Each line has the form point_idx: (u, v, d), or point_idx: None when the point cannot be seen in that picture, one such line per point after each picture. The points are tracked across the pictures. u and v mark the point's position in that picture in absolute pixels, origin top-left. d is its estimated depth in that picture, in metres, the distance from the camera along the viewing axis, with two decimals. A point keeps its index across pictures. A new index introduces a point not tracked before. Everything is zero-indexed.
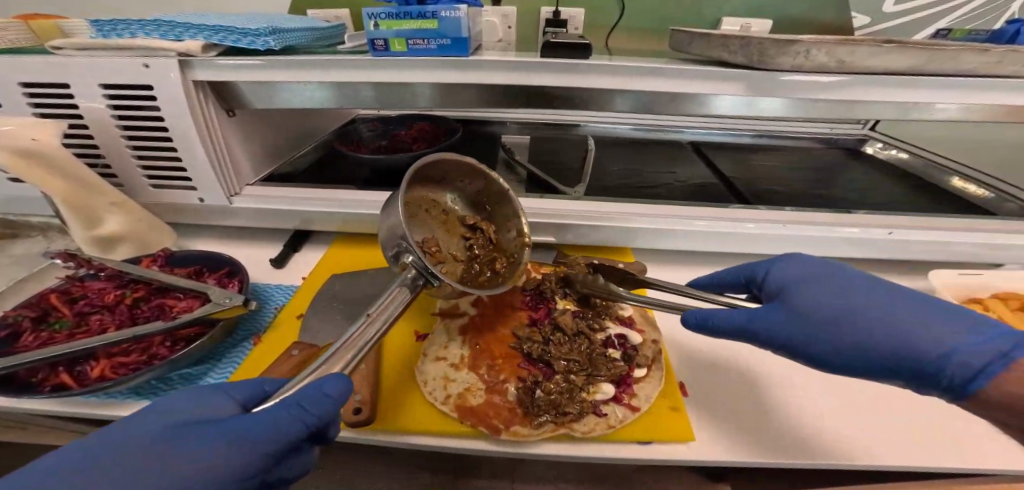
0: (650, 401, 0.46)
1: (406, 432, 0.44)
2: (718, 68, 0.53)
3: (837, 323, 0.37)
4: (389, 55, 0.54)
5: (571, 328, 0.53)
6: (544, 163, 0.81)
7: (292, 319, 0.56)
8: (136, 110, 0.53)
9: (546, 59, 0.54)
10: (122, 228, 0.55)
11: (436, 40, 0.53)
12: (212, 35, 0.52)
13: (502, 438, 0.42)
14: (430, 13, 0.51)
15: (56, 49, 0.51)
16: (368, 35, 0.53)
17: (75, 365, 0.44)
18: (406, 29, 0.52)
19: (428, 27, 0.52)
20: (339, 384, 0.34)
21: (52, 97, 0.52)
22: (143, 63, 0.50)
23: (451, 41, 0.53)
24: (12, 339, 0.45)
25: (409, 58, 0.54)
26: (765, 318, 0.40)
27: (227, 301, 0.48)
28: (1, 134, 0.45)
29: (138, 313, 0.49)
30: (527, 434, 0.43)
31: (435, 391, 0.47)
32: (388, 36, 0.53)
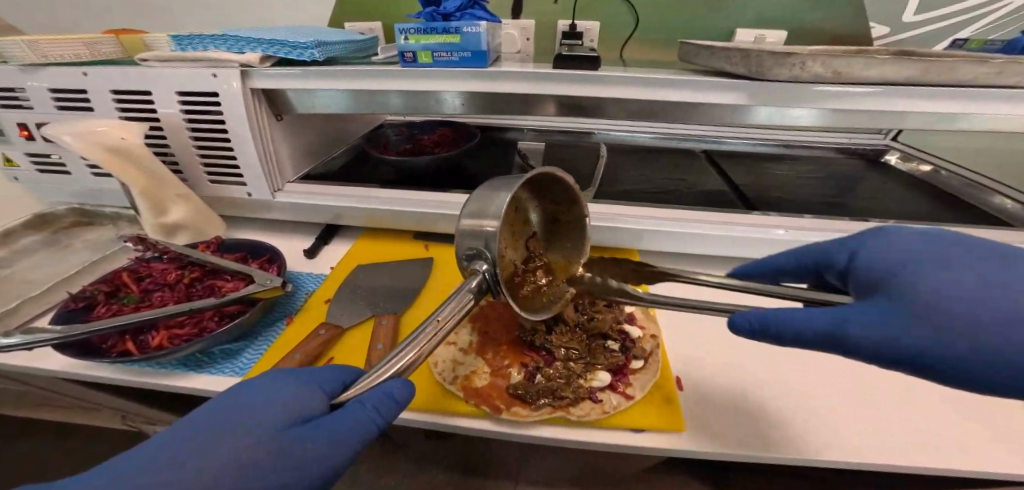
0: (644, 390, 0.48)
1: (416, 410, 0.48)
2: (721, 79, 0.55)
3: (975, 318, 0.29)
4: (416, 66, 0.60)
5: (573, 320, 0.55)
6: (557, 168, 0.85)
7: (321, 302, 0.62)
8: (203, 114, 0.60)
9: (558, 70, 0.58)
10: (183, 217, 0.61)
11: (458, 53, 0.58)
12: (269, 48, 0.59)
13: (502, 416, 0.46)
14: (454, 28, 0.56)
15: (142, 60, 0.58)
16: (399, 47, 0.59)
17: (138, 335, 0.50)
18: (432, 42, 0.58)
19: (452, 41, 0.57)
20: (404, 390, 0.38)
21: (140, 104, 0.59)
22: (212, 73, 0.57)
23: (472, 53, 0.58)
24: (88, 310, 0.51)
25: (433, 68, 0.59)
26: (864, 321, 0.32)
27: (268, 282, 0.54)
28: (95, 133, 0.53)
29: (193, 292, 0.54)
30: (525, 415, 0.46)
31: (444, 372, 0.51)
32: (416, 49, 0.58)
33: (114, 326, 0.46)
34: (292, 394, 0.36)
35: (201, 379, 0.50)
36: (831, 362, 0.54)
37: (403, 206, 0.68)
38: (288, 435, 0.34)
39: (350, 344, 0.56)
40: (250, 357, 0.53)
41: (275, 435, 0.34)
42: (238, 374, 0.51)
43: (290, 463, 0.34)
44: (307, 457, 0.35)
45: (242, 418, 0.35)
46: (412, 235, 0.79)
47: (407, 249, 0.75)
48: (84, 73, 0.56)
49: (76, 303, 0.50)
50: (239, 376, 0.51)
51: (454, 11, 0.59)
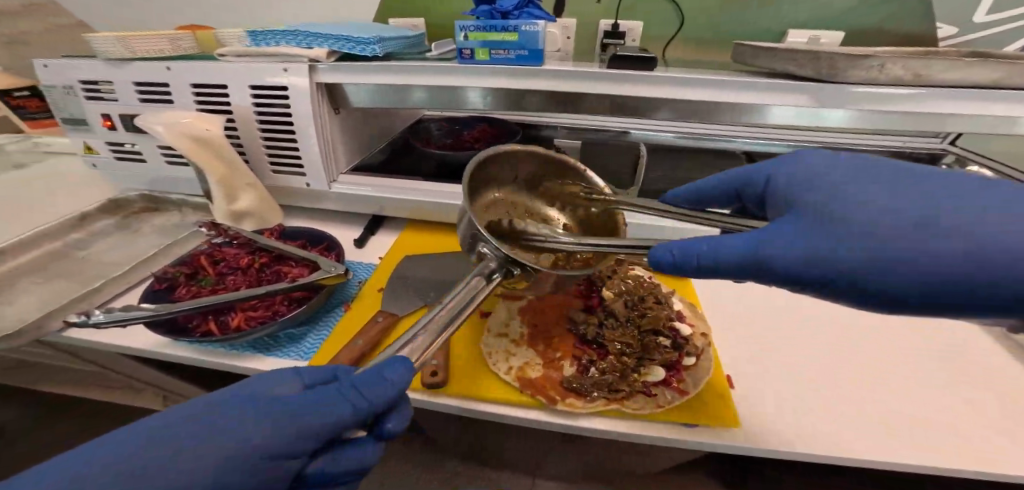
0: (699, 387, 0.49)
1: (472, 398, 0.48)
2: (789, 81, 0.54)
3: (882, 226, 0.32)
4: (473, 62, 0.61)
5: (624, 315, 0.56)
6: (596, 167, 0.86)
7: (374, 291, 0.64)
8: (273, 107, 0.63)
9: (611, 70, 0.59)
10: (252, 205, 0.65)
11: (515, 51, 0.59)
12: (336, 44, 0.61)
13: (558, 407, 0.47)
14: (512, 26, 0.57)
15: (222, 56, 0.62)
16: (458, 44, 0.60)
17: (217, 316, 0.54)
18: (491, 40, 0.59)
19: (510, 39, 0.58)
20: (401, 371, 0.33)
21: (217, 96, 0.63)
22: (283, 68, 0.60)
23: (528, 51, 0.58)
24: (171, 290, 0.54)
25: (489, 65, 0.60)
26: (774, 241, 0.35)
27: (333, 270, 0.56)
28: (184, 124, 0.57)
29: (263, 276, 0.57)
30: (580, 407, 0.47)
31: (498, 363, 0.52)
32: (475, 46, 0.60)
33: (203, 306, 0.48)
34: (279, 377, 0.37)
35: (269, 361, 0.53)
36: (855, 359, 0.53)
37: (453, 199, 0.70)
38: (259, 410, 0.33)
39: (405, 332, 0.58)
40: (314, 342, 0.56)
41: (241, 411, 0.33)
42: (303, 357, 0.53)
43: (257, 449, 0.31)
44: (266, 441, 0.32)
45: (225, 396, 0.35)
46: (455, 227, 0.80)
47: (450, 242, 0.77)
48: (167, 67, 0.60)
49: (161, 284, 0.54)
50: (305, 360, 0.53)
51: (512, 10, 0.60)
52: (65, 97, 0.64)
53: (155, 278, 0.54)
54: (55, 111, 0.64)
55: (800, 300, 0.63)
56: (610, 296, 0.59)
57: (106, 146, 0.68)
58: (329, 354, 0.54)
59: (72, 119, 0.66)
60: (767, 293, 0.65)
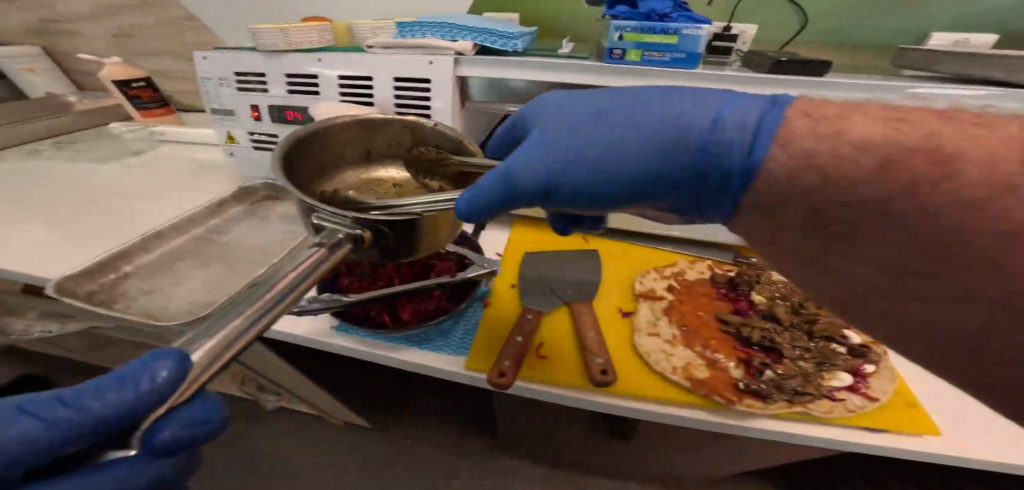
0: (886, 394, 0.47)
1: (646, 397, 0.47)
2: (999, 86, 0.50)
3: (582, 129, 0.38)
4: (621, 64, 0.58)
5: (786, 319, 0.56)
6: None
7: (507, 289, 0.64)
8: (412, 99, 0.64)
9: (786, 73, 0.55)
10: None
11: (672, 53, 0.56)
12: (478, 37, 0.62)
13: (739, 407, 0.45)
14: (672, 29, 0.54)
15: (369, 48, 0.64)
16: (609, 45, 0.56)
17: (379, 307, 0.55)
18: (646, 42, 0.55)
19: (668, 42, 0.55)
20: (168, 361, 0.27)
21: (360, 88, 0.64)
22: (428, 60, 0.61)
23: (685, 55, 0.56)
24: (334, 282, 0.55)
25: (642, 67, 0.56)
26: (528, 154, 0.39)
27: (486, 266, 0.56)
28: (349, 117, 0.57)
29: (414, 270, 0.58)
30: (765, 408, 0.45)
31: (660, 362, 0.51)
32: (627, 47, 0.56)
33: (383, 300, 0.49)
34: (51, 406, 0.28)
35: (427, 354, 0.53)
36: None
37: None
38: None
39: (551, 330, 0.57)
40: (463, 337, 0.56)
41: None
42: (458, 353, 0.53)
43: None
44: None
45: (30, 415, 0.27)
46: None
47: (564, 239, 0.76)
48: (318, 59, 0.62)
49: (326, 275, 0.55)
50: (460, 356, 0.53)
51: (670, 11, 0.56)
52: (219, 88, 0.67)
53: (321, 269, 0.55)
54: (207, 102, 0.68)
55: None
56: (761, 300, 0.58)
57: (248, 135, 0.71)
58: (484, 351, 0.54)
59: (221, 109, 0.69)
60: None
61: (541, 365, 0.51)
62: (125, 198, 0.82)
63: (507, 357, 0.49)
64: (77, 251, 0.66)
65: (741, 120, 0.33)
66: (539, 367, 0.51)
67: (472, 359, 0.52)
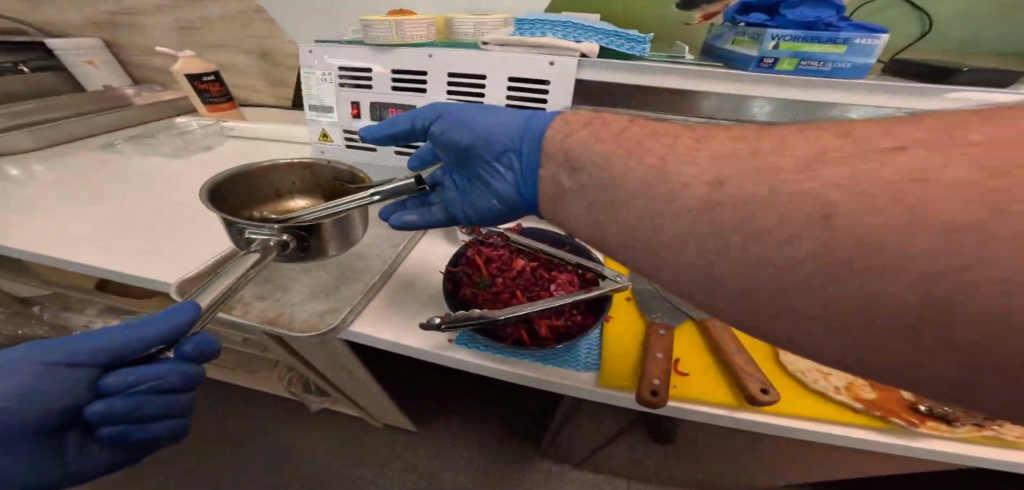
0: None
1: (819, 419, 0.45)
2: None
3: (484, 131, 0.46)
4: (772, 73, 0.54)
5: None
6: None
7: (623, 301, 0.60)
8: (527, 101, 0.61)
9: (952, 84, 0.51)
10: None
11: (837, 63, 0.52)
12: (604, 39, 0.59)
13: (926, 431, 0.43)
14: (843, 39, 0.50)
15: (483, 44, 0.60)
16: (760, 53, 0.53)
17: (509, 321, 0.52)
18: (806, 51, 0.52)
19: (833, 51, 0.51)
20: (186, 311, 0.38)
21: (472, 87, 0.61)
22: (550, 61, 0.57)
23: (848, 65, 0.52)
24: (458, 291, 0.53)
25: (800, 78, 0.53)
26: (444, 121, 0.49)
27: (618, 280, 0.52)
28: None
29: (537, 280, 0.56)
30: (950, 431, 0.43)
31: (820, 381, 0.48)
32: (782, 56, 0.53)
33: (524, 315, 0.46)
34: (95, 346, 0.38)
35: (557, 371, 0.49)
36: None
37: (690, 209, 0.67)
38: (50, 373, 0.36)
39: (684, 346, 0.54)
40: (589, 353, 0.52)
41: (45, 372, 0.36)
42: (588, 370, 0.50)
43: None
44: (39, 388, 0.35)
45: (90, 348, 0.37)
46: None
47: None
48: (430, 55, 0.60)
49: (452, 285, 0.52)
50: (591, 373, 0.49)
51: (835, 19, 0.52)
52: (320, 84, 0.64)
53: (445, 279, 0.53)
54: (307, 98, 0.65)
55: None
56: None
57: (343, 134, 0.67)
58: (619, 369, 0.50)
59: (317, 105, 0.66)
60: None
61: (689, 383, 0.48)
62: (205, 193, 0.81)
63: (655, 374, 0.47)
64: (173, 248, 0.64)
65: (529, 127, 0.42)
66: (687, 384, 0.48)
67: (607, 375, 0.49)
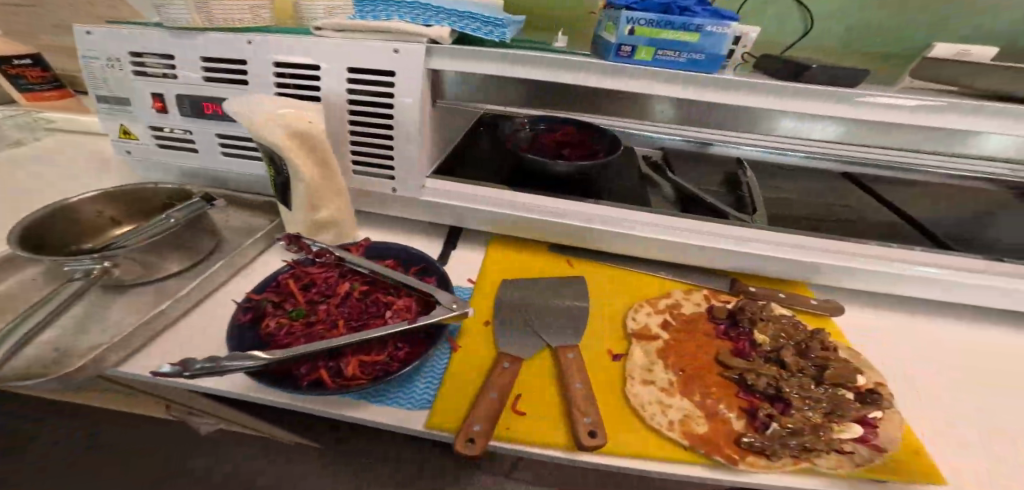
0: (896, 446, 0.42)
1: (638, 457, 0.41)
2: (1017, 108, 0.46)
3: None
4: (631, 63, 0.50)
5: (796, 365, 0.48)
6: (691, 179, 0.82)
7: (480, 326, 0.55)
8: (372, 96, 0.52)
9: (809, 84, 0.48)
10: (335, 213, 0.51)
11: (690, 53, 0.48)
12: (456, 22, 0.52)
13: (741, 468, 0.40)
14: (695, 25, 0.46)
15: (317, 28, 0.51)
16: (615, 39, 0.49)
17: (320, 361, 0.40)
18: (661, 39, 0.48)
19: (687, 39, 0.47)
20: None
21: (301, 79, 0.51)
22: (392, 49, 0.49)
23: (705, 56, 0.48)
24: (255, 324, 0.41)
25: (653, 69, 0.49)
26: None
27: (455, 306, 0.45)
28: (283, 114, 0.43)
29: (368, 306, 0.45)
30: (767, 467, 0.39)
31: (655, 416, 0.44)
32: (638, 43, 0.48)
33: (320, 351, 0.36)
34: None
35: (377, 411, 0.43)
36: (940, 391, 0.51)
37: (564, 217, 0.62)
38: None
39: (533, 379, 0.49)
40: (424, 387, 0.46)
41: None
42: (416, 407, 0.44)
43: None
44: None
45: None
46: (544, 245, 0.70)
47: (544, 262, 0.67)
48: (248, 41, 0.49)
49: (243, 315, 0.40)
50: (415, 411, 0.43)
51: (692, 5, 0.48)
52: (107, 70, 0.52)
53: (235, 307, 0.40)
54: (94, 87, 0.53)
55: (927, 338, 0.60)
56: (764, 340, 0.52)
57: (149, 131, 0.56)
58: (452, 407, 0.43)
59: (111, 97, 0.54)
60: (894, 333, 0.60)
61: (521, 425, 0.43)
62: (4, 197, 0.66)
63: (478, 419, 0.40)
64: None
65: None
66: (518, 426, 0.43)
67: (435, 415, 0.42)
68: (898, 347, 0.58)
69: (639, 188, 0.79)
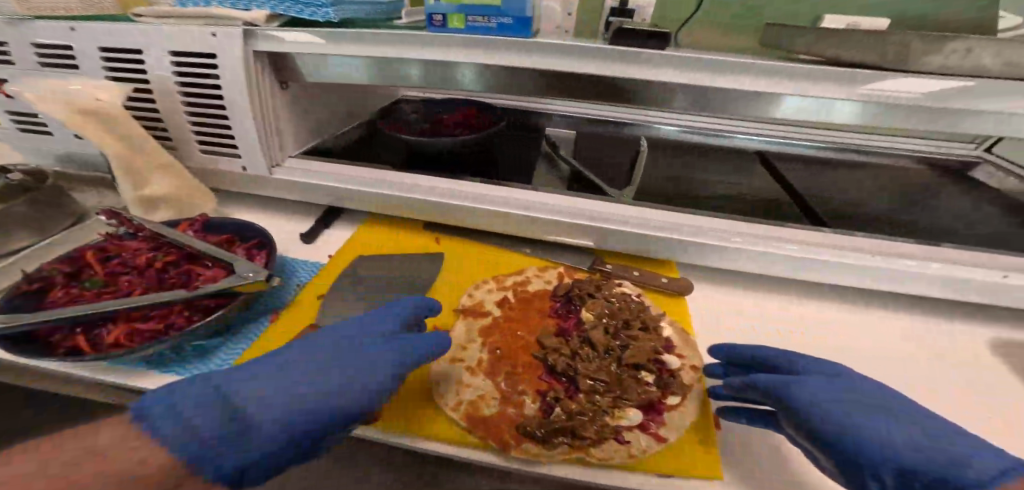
0: (681, 432, 0.40)
1: (410, 437, 0.40)
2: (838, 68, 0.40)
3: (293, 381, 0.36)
4: (447, 32, 0.48)
5: (603, 345, 0.47)
6: (592, 160, 0.77)
7: (313, 297, 0.53)
8: (199, 78, 0.51)
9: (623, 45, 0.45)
10: (162, 189, 0.52)
11: (498, 18, 0.46)
12: (277, 5, 0.50)
13: (510, 455, 0.38)
14: None
15: (138, 15, 0.51)
16: (427, 8, 0.47)
17: (92, 329, 0.40)
18: (468, 4, 0.46)
19: (492, 3, 0.45)
20: None
21: (127, 61, 0.52)
22: (210, 32, 0.48)
23: (513, 20, 0.46)
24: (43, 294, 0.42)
25: (465, 35, 0.47)
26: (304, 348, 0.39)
27: (250, 275, 0.43)
28: (68, 90, 0.45)
29: (166, 278, 0.45)
30: (537, 457, 0.38)
31: (446, 394, 0.43)
32: (448, 11, 0.47)
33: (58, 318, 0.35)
34: None
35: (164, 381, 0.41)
36: None
37: (419, 193, 0.61)
38: None
39: None
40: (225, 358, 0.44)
41: None
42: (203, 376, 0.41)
43: None
44: None
45: None
46: (422, 223, 0.68)
47: (413, 238, 0.65)
48: (70, 28, 0.50)
49: (29, 285, 0.41)
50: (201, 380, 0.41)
51: None
52: None
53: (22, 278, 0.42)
54: None
55: (795, 318, 0.55)
56: (589, 318, 0.50)
57: (11, 116, 0.60)
58: None
59: None
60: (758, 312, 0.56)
61: None
62: None
63: None
64: None
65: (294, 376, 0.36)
66: None
67: None
68: (755, 326, 0.54)
69: (531, 165, 0.75)
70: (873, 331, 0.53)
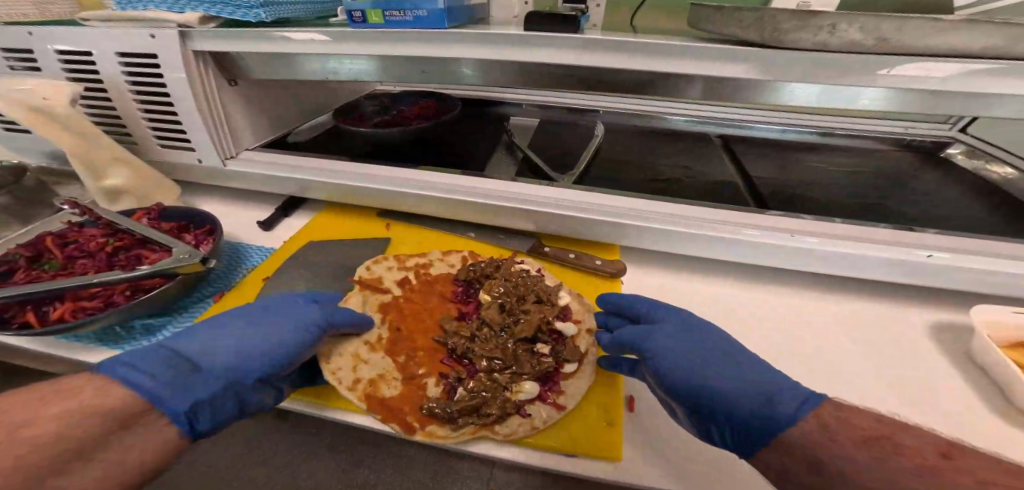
0: (577, 399, 0.43)
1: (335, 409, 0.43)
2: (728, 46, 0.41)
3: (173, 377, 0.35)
4: (366, 27, 0.50)
5: (494, 323, 0.49)
6: (546, 147, 0.77)
7: (257, 280, 0.57)
8: (147, 78, 0.56)
9: (530, 30, 0.46)
10: (122, 180, 0.59)
11: (413, 10, 0.47)
12: (210, 7, 0.52)
13: (414, 437, 0.40)
14: None
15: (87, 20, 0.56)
16: (345, 5, 0.49)
17: (42, 305, 0.45)
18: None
19: None
20: None
21: (83, 64, 0.57)
22: (150, 34, 0.52)
23: (427, 12, 0.47)
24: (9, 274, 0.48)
25: (387, 32, 0.49)
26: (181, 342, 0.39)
27: (186, 257, 0.47)
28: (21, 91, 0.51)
29: (115, 261, 0.50)
30: (444, 438, 0.40)
31: (342, 372, 0.46)
32: (365, 7, 0.49)
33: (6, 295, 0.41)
34: None
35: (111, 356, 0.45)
36: None
37: (360, 180, 0.62)
38: None
39: None
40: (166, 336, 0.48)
41: None
42: None
43: None
44: None
45: None
46: (377, 210, 0.71)
47: (364, 226, 0.68)
48: (29, 32, 0.56)
49: None
50: None
51: None
52: None
53: None
54: None
55: (724, 301, 0.56)
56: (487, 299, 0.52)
57: None
58: None
59: None
60: (689, 296, 0.57)
61: None
62: None
63: None
64: None
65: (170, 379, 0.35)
66: None
67: None
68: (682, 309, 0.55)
69: (487, 152, 0.75)
70: (806, 313, 0.54)
